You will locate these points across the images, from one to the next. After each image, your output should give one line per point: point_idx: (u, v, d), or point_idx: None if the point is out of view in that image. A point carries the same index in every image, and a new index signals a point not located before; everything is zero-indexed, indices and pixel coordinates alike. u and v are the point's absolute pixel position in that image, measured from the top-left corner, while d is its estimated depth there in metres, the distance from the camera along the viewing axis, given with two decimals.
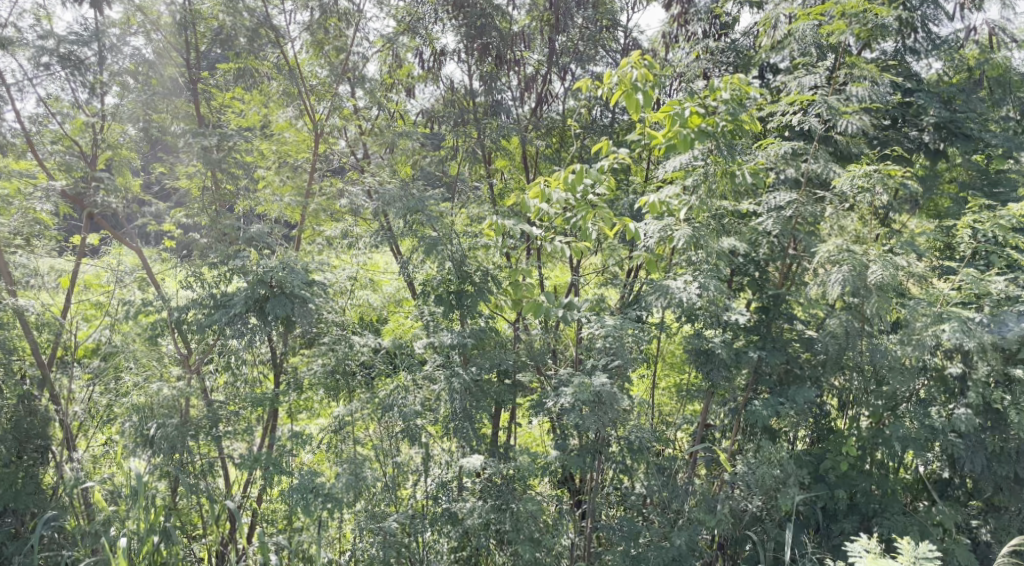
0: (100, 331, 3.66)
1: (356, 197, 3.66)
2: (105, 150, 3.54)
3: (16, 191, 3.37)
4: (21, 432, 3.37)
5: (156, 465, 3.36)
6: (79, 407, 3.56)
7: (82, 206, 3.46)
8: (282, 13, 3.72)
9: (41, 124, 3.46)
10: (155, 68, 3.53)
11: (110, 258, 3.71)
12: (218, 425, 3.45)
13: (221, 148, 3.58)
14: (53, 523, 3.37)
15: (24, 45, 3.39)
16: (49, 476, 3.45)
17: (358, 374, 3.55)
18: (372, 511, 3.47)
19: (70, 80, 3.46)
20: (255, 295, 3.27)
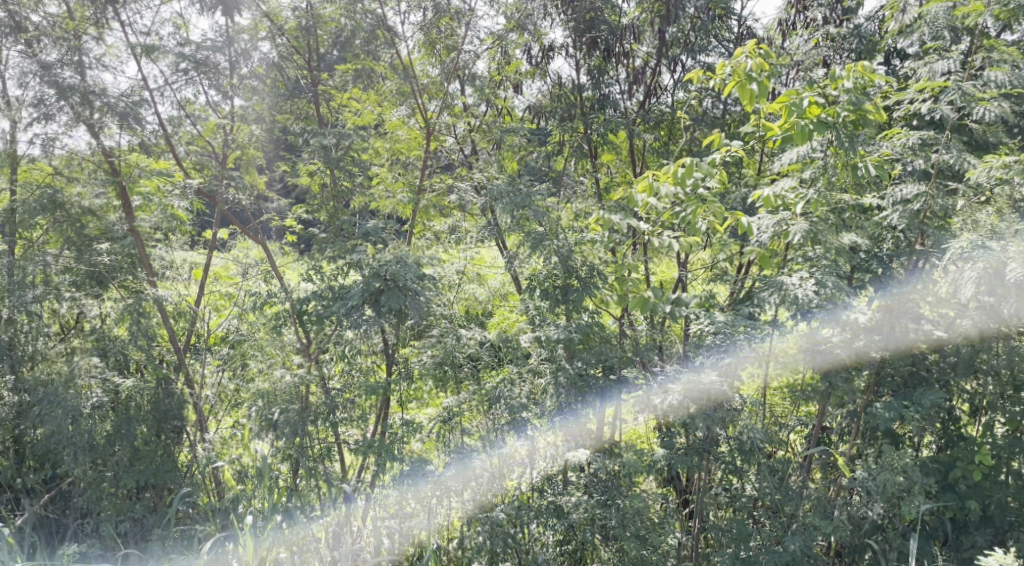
0: (229, 321, 3.84)
1: (465, 193, 3.77)
2: (234, 151, 3.78)
3: (156, 188, 3.58)
4: (160, 413, 3.56)
5: (278, 449, 3.56)
6: (210, 390, 3.78)
7: (216, 203, 3.67)
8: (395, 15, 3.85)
9: (178, 125, 3.69)
10: (280, 71, 3.71)
11: (239, 254, 3.95)
12: (335, 411, 3.57)
13: (338, 144, 3.75)
14: (189, 498, 3.59)
15: (163, 52, 3.60)
16: (184, 455, 3.66)
17: (466, 366, 3.61)
18: (479, 500, 3.58)
19: (203, 84, 3.67)
20: (370, 288, 3.41)
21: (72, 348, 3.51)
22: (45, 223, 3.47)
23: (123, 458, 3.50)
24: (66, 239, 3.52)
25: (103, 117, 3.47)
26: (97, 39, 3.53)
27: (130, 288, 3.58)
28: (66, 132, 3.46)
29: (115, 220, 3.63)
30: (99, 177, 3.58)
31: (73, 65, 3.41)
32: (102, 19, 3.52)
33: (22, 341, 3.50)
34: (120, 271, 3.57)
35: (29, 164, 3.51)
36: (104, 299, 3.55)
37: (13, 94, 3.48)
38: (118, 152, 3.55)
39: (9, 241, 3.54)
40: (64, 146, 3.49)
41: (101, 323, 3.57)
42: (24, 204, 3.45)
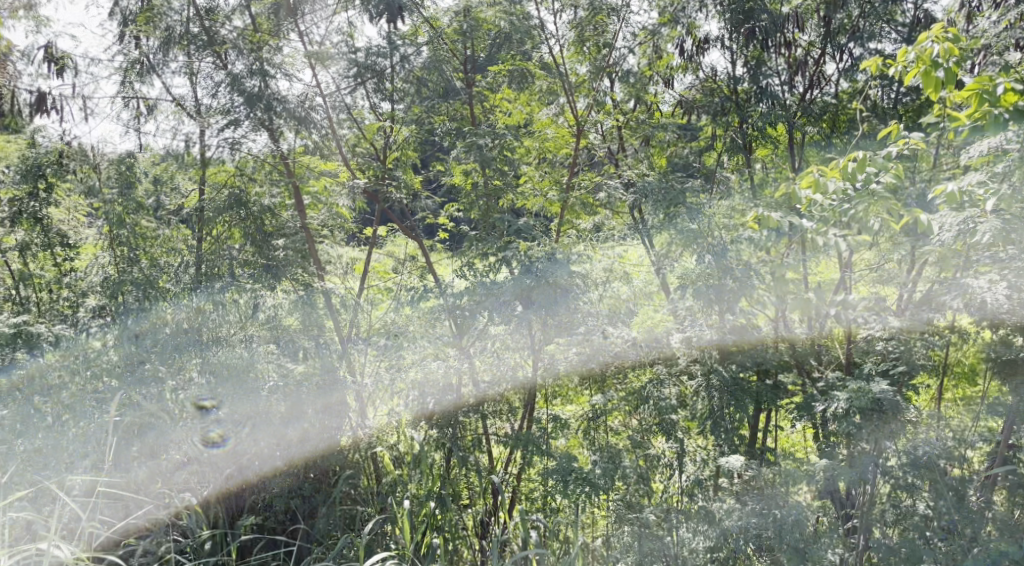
0: (389, 313, 3.89)
1: (613, 189, 3.72)
2: (393, 151, 3.91)
3: (324, 189, 3.82)
4: (328, 399, 3.69)
5: (432, 437, 3.72)
6: (368, 379, 3.76)
7: (378, 202, 3.87)
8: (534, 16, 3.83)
9: (345, 128, 3.89)
10: (437, 73, 3.81)
11: (393, 247, 4.03)
12: (486, 403, 3.72)
13: (494, 143, 3.73)
14: (353, 480, 3.79)
15: (335, 59, 3.84)
16: (347, 441, 3.77)
17: (611, 365, 3.59)
18: (628, 501, 3.49)
19: (367, 87, 3.88)
20: (521, 285, 3.50)
21: (251, 335, 3.66)
22: (229, 221, 3.71)
23: (294, 441, 3.66)
24: (247, 237, 3.74)
25: (280, 120, 3.71)
26: (277, 48, 3.77)
27: (301, 281, 3.79)
28: (247, 135, 3.71)
29: (288, 218, 3.84)
30: (275, 181, 3.80)
31: (255, 74, 3.66)
32: (281, 31, 3.82)
33: (213, 326, 3.66)
34: (290, 265, 3.78)
35: (214, 167, 3.80)
36: (276, 289, 3.73)
37: (203, 102, 3.79)
38: (290, 154, 3.77)
39: (197, 237, 3.80)
40: (247, 149, 3.72)
41: (275, 313, 3.71)
42: (212, 203, 3.71)
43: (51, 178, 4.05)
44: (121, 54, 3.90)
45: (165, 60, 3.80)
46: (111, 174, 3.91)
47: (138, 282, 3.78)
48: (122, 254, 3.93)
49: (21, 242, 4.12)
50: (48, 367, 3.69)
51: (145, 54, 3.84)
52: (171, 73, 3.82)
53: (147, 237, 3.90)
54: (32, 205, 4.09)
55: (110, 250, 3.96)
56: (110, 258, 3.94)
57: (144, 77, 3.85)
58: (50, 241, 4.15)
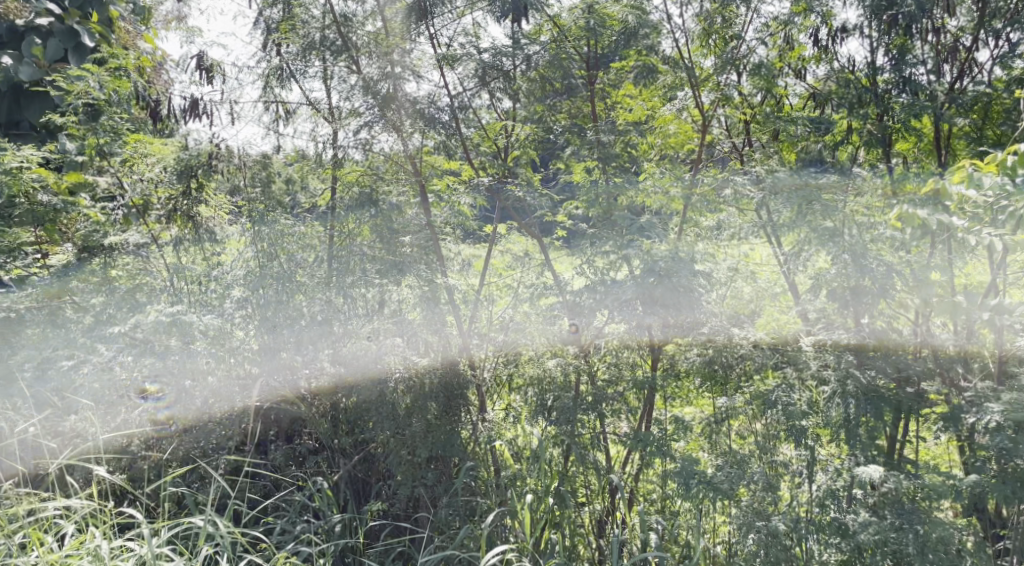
0: (507, 311, 3.86)
1: (739, 185, 3.56)
2: (513, 150, 3.93)
3: (446, 187, 3.84)
4: (449, 389, 3.79)
5: (551, 433, 3.63)
6: (487, 372, 3.85)
7: (500, 198, 3.85)
8: (657, 10, 3.74)
9: (470, 125, 3.91)
10: (561, 71, 3.81)
11: (507, 243, 3.92)
12: (604, 398, 3.63)
13: (613, 139, 3.71)
14: (472, 471, 3.76)
15: (462, 61, 3.85)
16: (468, 435, 3.80)
17: (737, 366, 3.48)
18: (755, 509, 3.31)
19: (490, 91, 3.89)
20: (644, 284, 3.41)
21: (376, 328, 3.80)
22: (361, 219, 3.85)
23: (419, 428, 3.75)
24: (375, 233, 3.84)
25: (405, 120, 3.81)
26: (407, 51, 3.87)
27: (426, 276, 3.79)
28: (379, 135, 3.84)
29: (413, 216, 3.88)
30: (403, 181, 3.90)
31: (385, 78, 3.81)
32: (413, 34, 3.90)
33: (342, 319, 3.83)
34: (415, 260, 3.83)
35: (348, 168, 3.89)
36: (401, 285, 3.82)
37: (336, 105, 3.95)
38: (416, 154, 3.88)
39: (330, 233, 3.92)
40: (374, 147, 3.86)
41: (401, 306, 3.83)
42: (343, 202, 3.90)
43: (202, 181, 4.10)
44: (264, 61, 4.11)
45: (302, 68, 3.98)
46: (256, 175, 4.05)
47: (280, 277, 3.85)
48: (262, 251, 3.93)
49: (174, 238, 4.19)
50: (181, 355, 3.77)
51: (284, 62, 4.04)
52: (308, 78, 4.00)
53: (284, 234, 3.90)
54: (183, 204, 4.11)
55: (253, 247, 3.96)
56: (253, 255, 3.95)
57: (284, 83, 4.04)
58: (202, 238, 4.13)
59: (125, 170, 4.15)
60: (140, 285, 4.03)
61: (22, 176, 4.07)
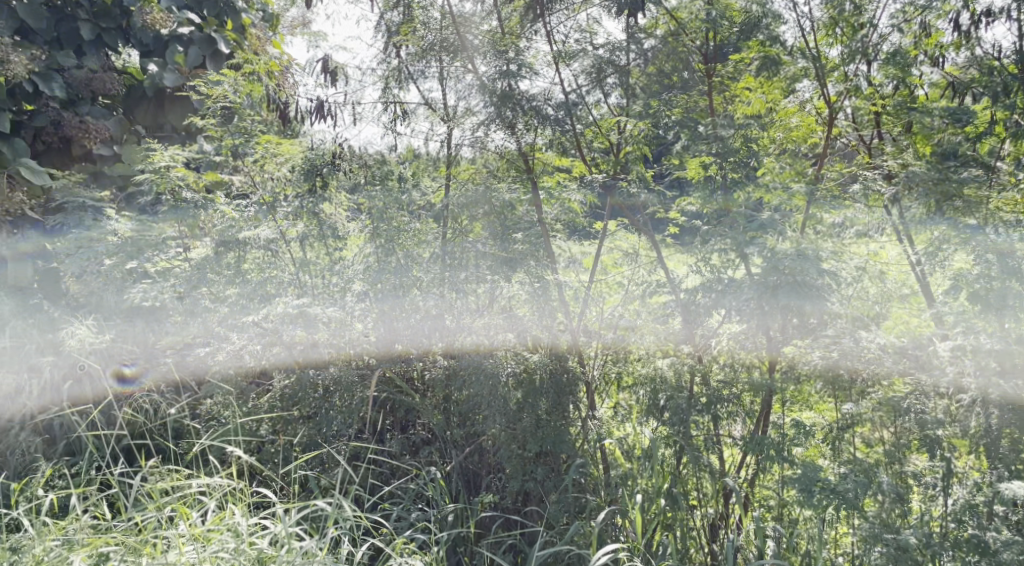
0: (616, 308, 3.82)
1: (871, 180, 3.42)
2: (625, 147, 3.81)
3: (557, 184, 3.85)
4: (559, 386, 3.77)
5: (664, 434, 3.58)
6: (596, 370, 3.83)
7: (611, 196, 3.80)
8: None
9: (583, 120, 3.88)
10: (677, 67, 3.81)
11: (616, 241, 3.90)
12: (720, 401, 3.54)
13: (732, 134, 3.57)
14: (582, 469, 3.72)
15: (578, 57, 3.89)
16: (577, 432, 3.79)
17: (863, 371, 3.28)
18: (883, 520, 3.17)
19: (604, 86, 3.92)
20: (766, 282, 3.29)
21: (487, 323, 3.85)
22: (477, 214, 3.86)
23: (529, 424, 3.74)
24: (489, 226, 3.86)
25: (518, 116, 3.82)
26: (521, 49, 3.88)
27: (535, 273, 3.79)
28: (493, 133, 3.88)
29: (524, 213, 3.89)
30: (514, 178, 3.92)
31: (502, 76, 3.81)
32: (533, 29, 3.94)
33: (455, 312, 3.90)
34: (525, 256, 3.82)
35: (461, 165, 4.00)
36: (512, 280, 3.82)
37: (452, 104, 4.04)
38: (528, 152, 3.88)
39: (443, 229, 3.98)
40: (487, 144, 3.91)
41: (512, 303, 3.82)
42: (456, 199, 3.88)
43: (327, 179, 4.22)
44: (384, 62, 4.24)
45: (421, 69, 4.10)
46: (375, 172, 4.18)
47: (397, 270, 3.94)
48: (380, 247, 4.00)
49: (300, 234, 4.22)
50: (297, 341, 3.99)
51: (402, 63, 4.16)
52: (426, 79, 4.11)
53: (400, 230, 3.99)
54: (309, 202, 4.20)
55: (372, 243, 4.02)
56: (372, 252, 4.02)
57: (402, 84, 4.16)
58: (326, 233, 4.19)
59: (256, 169, 4.33)
60: (269, 279, 4.20)
61: (168, 173, 4.27)
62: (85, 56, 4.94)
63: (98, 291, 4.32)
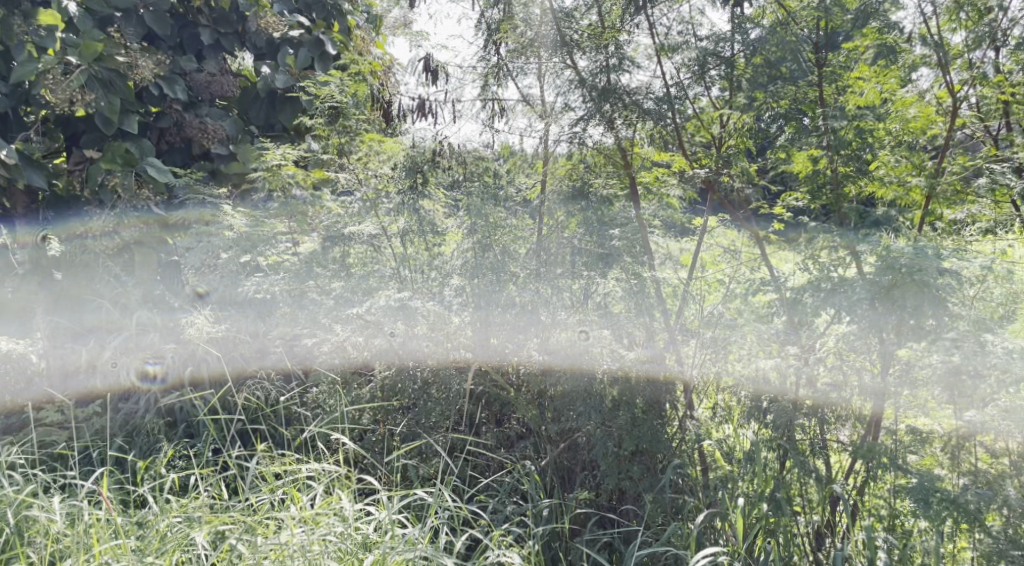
0: (717, 306, 3.70)
1: (998, 174, 3.24)
2: (727, 140, 3.75)
3: (656, 179, 3.80)
4: (656, 384, 3.73)
5: (768, 437, 3.49)
6: (693, 370, 3.73)
7: (714, 192, 3.77)
8: None
9: (683, 114, 3.79)
10: (783, 58, 3.59)
11: (720, 236, 3.76)
12: (828, 407, 3.40)
13: (845, 125, 3.39)
14: (680, 469, 3.68)
15: (681, 50, 3.77)
16: (674, 430, 3.73)
17: (989, 378, 3.06)
18: (1010, 537, 3.00)
19: (705, 80, 3.76)
20: (879, 282, 3.20)
21: (585, 319, 3.83)
22: (575, 210, 3.88)
23: (626, 421, 3.71)
24: (587, 222, 3.84)
25: (615, 112, 3.80)
26: (622, 43, 3.85)
27: (631, 269, 3.76)
28: (591, 128, 3.84)
29: (620, 209, 3.85)
30: (611, 174, 3.88)
31: (603, 71, 3.82)
32: (632, 23, 3.89)
33: (550, 308, 3.92)
34: (623, 251, 3.76)
35: (556, 161, 3.96)
36: (607, 276, 3.80)
37: (551, 100, 4.02)
38: (627, 147, 3.84)
39: (539, 226, 4.03)
40: (583, 140, 3.86)
41: (607, 299, 3.81)
42: (554, 194, 3.95)
43: (428, 176, 4.25)
44: (484, 60, 4.25)
45: (521, 66, 4.10)
46: (476, 176, 4.18)
47: (495, 267, 4.02)
48: (478, 243, 4.06)
49: (402, 229, 4.29)
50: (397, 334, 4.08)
51: (502, 61, 4.17)
52: (525, 76, 4.12)
53: (498, 226, 4.05)
54: (410, 198, 4.26)
55: (469, 239, 4.09)
56: (470, 246, 4.08)
57: (500, 81, 4.19)
58: (426, 230, 4.26)
59: (361, 167, 4.47)
60: (372, 272, 4.33)
61: (280, 172, 4.54)
62: (206, 61, 5.24)
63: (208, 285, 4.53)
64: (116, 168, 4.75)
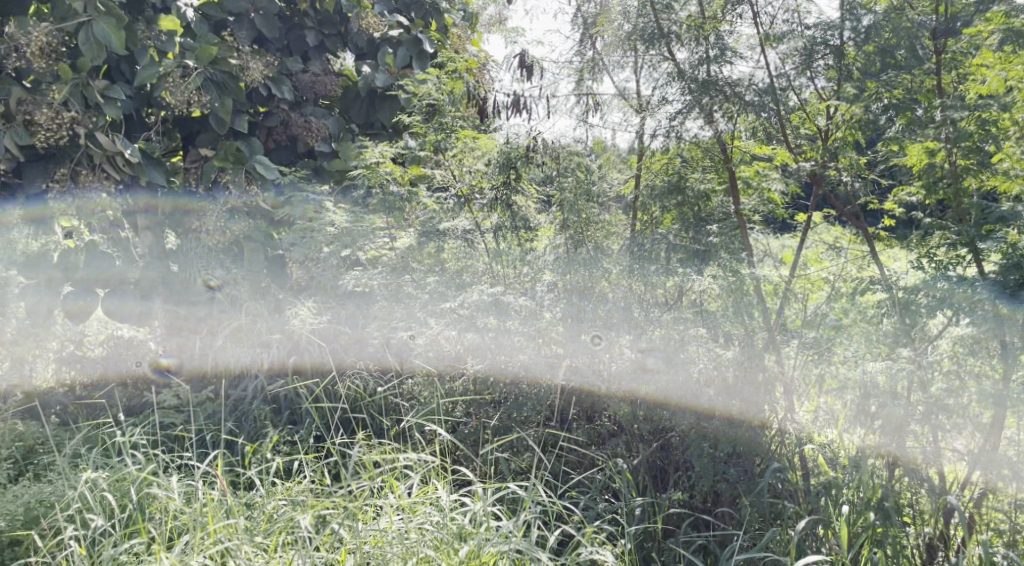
0: (820, 305, 3.55)
1: None
2: (834, 132, 3.59)
3: (756, 173, 3.73)
4: (752, 385, 3.59)
5: (875, 442, 3.31)
6: (794, 371, 3.51)
7: (819, 186, 3.63)
8: None
9: (789, 109, 3.66)
10: (896, 46, 3.44)
11: (824, 232, 3.65)
12: (944, 413, 3.18)
13: (965, 117, 3.19)
14: (779, 474, 3.51)
15: (786, 39, 3.66)
16: (773, 433, 3.54)
17: None
18: None
19: (810, 70, 3.64)
20: (1005, 283, 3.09)
21: (680, 316, 3.75)
22: (669, 205, 3.85)
23: (721, 423, 3.62)
24: (681, 217, 3.84)
25: (715, 105, 3.71)
26: (724, 33, 3.79)
27: (728, 265, 3.68)
28: (689, 122, 3.77)
29: (718, 204, 3.80)
30: (709, 167, 3.80)
31: (704, 62, 3.77)
32: (734, 12, 3.78)
33: (643, 304, 3.85)
34: (725, 248, 3.73)
35: (650, 155, 3.91)
36: (704, 273, 3.72)
37: (647, 94, 3.97)
38: (726, 140, 3.74)
39: (632, 221, 4.01)
40: (680, 134, 3.80)
41: (703, 297, 3.69)
42: (650, 188, 3.90)
43: (521, 172, 4.30)
44: (580, 54, 4.25)
45: (618, 59, 4.06)
46: (569, 168, 4.18)
47: (587, 263, 4.04)
48: (570, 239, 4.12)
49: (495, 224, 4.40)
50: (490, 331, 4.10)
51: (598, 55, 4.16)
52: (622, 70, 4.07)
53: (590, 222, 4.08)
54: (504, 194, 4.35)
55: (562, 234, 4.15)
56: (562, 242, 4.14)
57: (595, 75, 4.16)
58: (518, 224, 4.34)
59: (456, 163, 4.53)
60: (466, 267, 4.43)
61: (378, 169, 4.68)
62: (311, 62, 5.43)
63: (315, 278, 4.78)
64: (229, 166, 4.95)
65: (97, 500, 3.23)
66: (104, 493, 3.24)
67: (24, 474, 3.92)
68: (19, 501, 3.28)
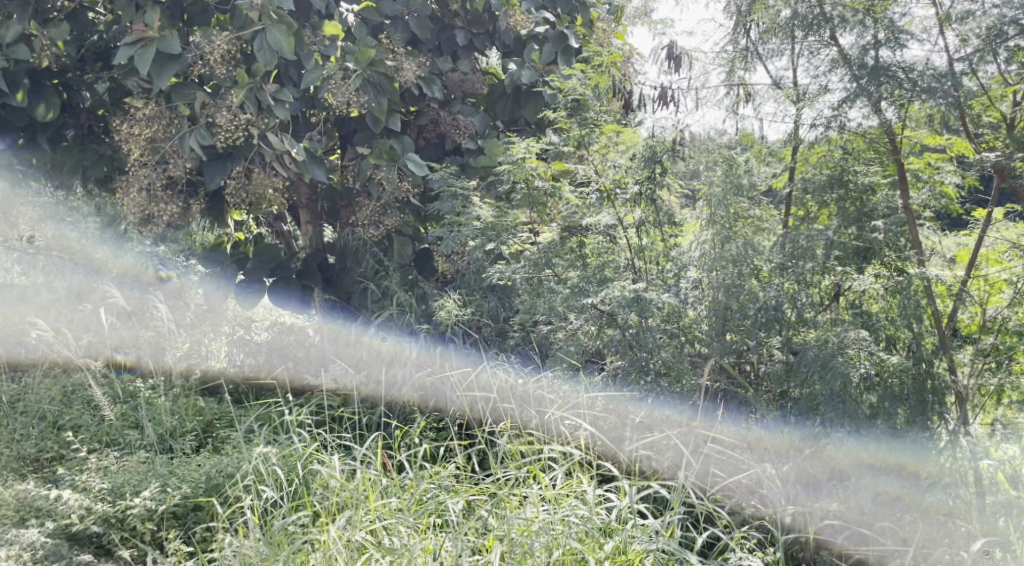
0: (1001, 308, 3.33)
1: None
2: (1021, 120, 3.33)
3: (926, 165, 3.52)
4: (921, 392, 3.32)
5: None
6: (969, 380, 3.33)
7: (1004, 179, 3.32)
8: None
9: (971, 95, 3.37)
10: None
11: (1006, 228, 3.34)
12: None
13: None
14: (948, 490, 3.19)
15: (971, 16, 3.33)
16: (942, 443, 3.27)
17: None
18: None
19: (994, 53, 3.33)
20: None
21: (838, 317, 3.57)
22: (829, 198, 3.64)
23: (884, 432, 3.32)
24: (842, 212, 3.60)
25: (884, 92, 3.46)
26: (895, 16, 3.54)
27: (893, 265, 3.47)
28: (855, 110, 3.55)
29: (883, 199, 3.58)
30: (874, 159, 3.58)
31: (873, 47, 3.52)
32: None
33: (797, 303, 3.65)
34: (892, 249, 3.50)
35: (807, 147, 3.72)
36: (866, 271, 3.51)
37: (805, 83, 3.78)
38: (893, 130, 3.52)
39: (785, 216, 3.87)
40: (842, 124, 3.58)
41: (863, 298, 3.51)
42: (810, 183, 3.68)
43: (665, 165, 4.17)
44: (733, 42, 4.08)
45: (775, 47, 3.91)
46: (716, 160, 3.94)
47: (737, 261, 3.79)
48: (718, 233, 3.90)
49: (638, 220, 4.33)
50: (637, 326, 4.04)
51: (753, 43, 4.01)
52: (778, 58, 3.92)
53: (740, 217, 3.91)
54: (647, 188, 4.25)
55: (709, 229, 3.95)
56: (710, 236, 3.93)
57: (748, 64, 4.02)
58: (662, 220, 4.27)
59: (601, 157, 4.53)
60: (607, 263, 4.35)
61: (523, 164, 4.67)
62: (460, 61, 5.58)
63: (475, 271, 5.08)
64: (383, 163, 5.13)
65: (268, 473, 3.49)
66: (274, 467, 3.49)
67: (205, 446, 4.29)
68: (202, 470, 3.61)
